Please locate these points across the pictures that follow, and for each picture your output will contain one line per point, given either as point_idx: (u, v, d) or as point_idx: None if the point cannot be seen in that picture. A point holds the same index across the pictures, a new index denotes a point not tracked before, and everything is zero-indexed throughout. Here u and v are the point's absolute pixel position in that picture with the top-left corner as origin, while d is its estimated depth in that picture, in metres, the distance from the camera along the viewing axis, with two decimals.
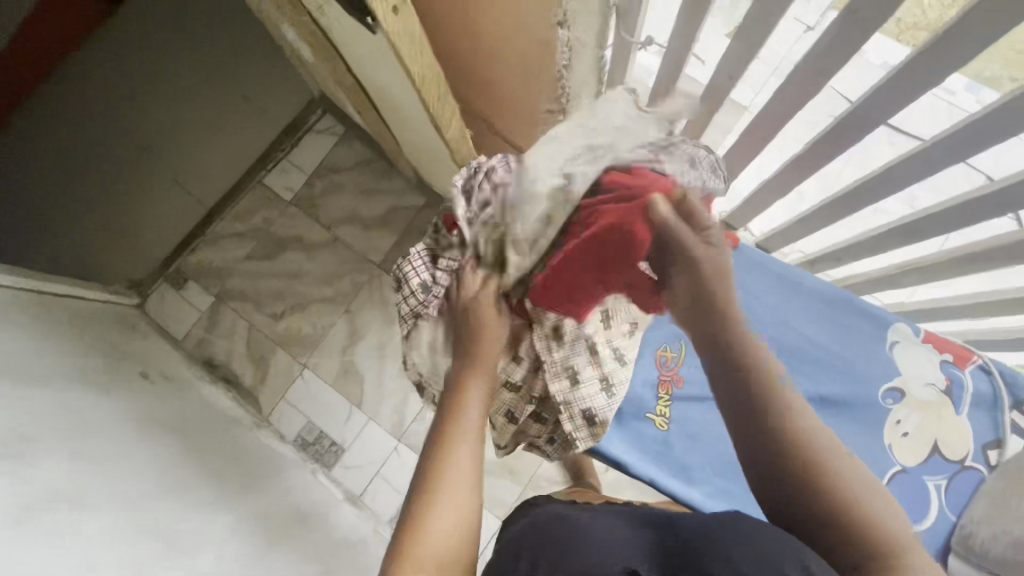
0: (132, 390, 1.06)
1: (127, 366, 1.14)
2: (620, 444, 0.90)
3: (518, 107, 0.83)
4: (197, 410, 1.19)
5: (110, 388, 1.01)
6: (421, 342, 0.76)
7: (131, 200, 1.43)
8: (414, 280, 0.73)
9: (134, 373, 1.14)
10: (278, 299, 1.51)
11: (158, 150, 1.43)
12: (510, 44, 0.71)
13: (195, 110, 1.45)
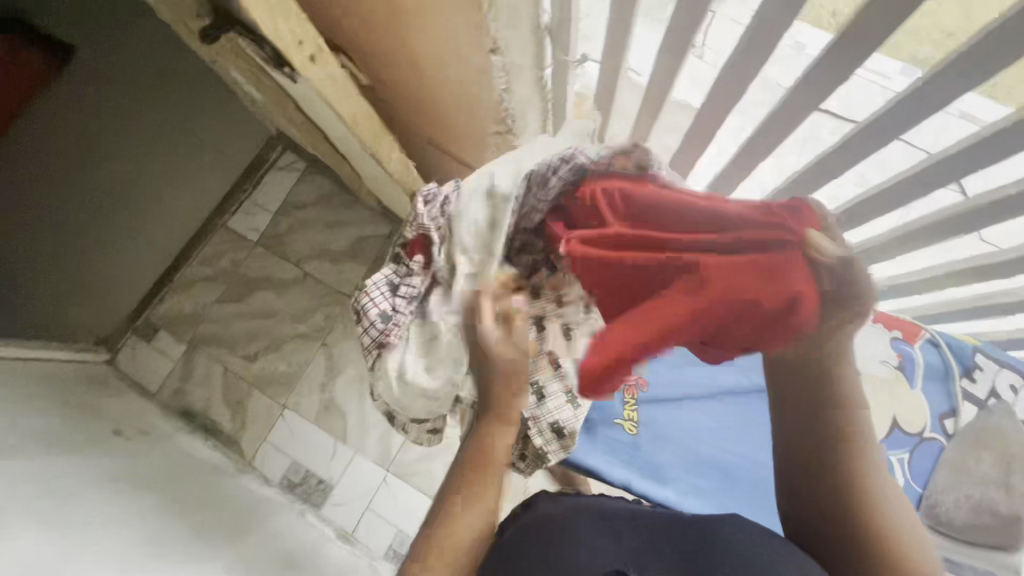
0: (105, 449, 1.03)
1: (98, 425, 1.11)
2: (592, 453, 0.90)
3: (465, 128, 0.86)
4: (176, 462, 1.16)
5: (86, 450, 0.98)
6: (385, 376, 0.61)
7: (97, 248, 1.46)
8: (373, 311, 0.60)
9: (107, 432, 1.11)
10: (253, 340, 1.49)
11: (120, 198, 1.47)
12: (447, 72, 0.72)
13: (154, 162, 1.49)
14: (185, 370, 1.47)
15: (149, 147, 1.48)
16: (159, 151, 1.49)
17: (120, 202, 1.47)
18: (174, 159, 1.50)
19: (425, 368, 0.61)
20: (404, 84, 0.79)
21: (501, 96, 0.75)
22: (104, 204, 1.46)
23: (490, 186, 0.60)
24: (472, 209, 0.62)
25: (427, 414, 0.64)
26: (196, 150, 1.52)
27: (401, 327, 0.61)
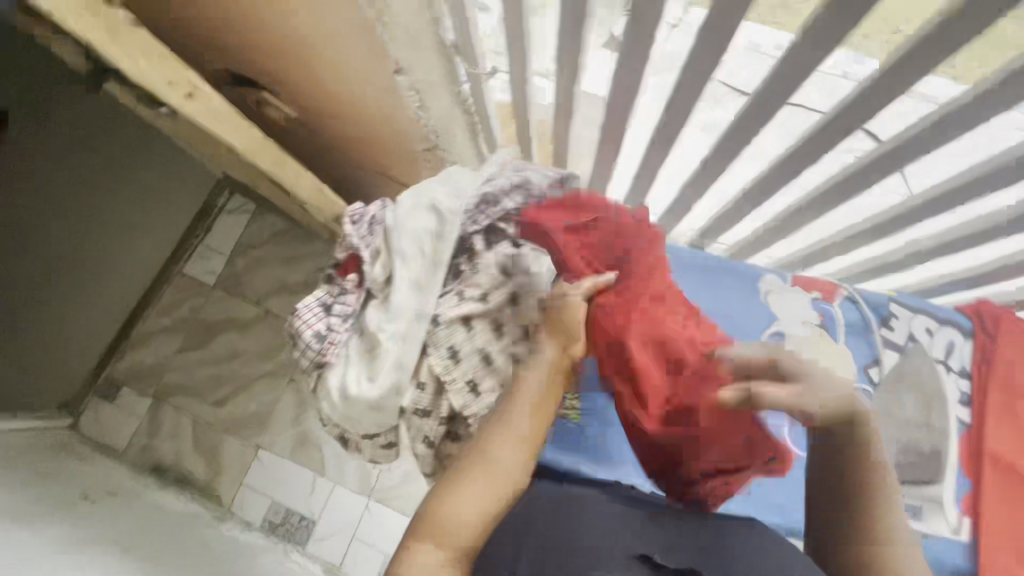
0: (72, 514, 0.99)
1: (64, 491, 1.07)
2: None
3: (395, 148, 0.88)
4: (149, 520, 1.12)
5: (57, 516, 0.95)
6: (328, 395, 0.61)
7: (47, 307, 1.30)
8: (307, 333, 0.61)
9: (76, 497, 1.08)
10: (219, 385, 1.47)
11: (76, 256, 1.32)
12: (364, 98, 0.74)
13: (110, 219, 1.38)
14: (152, 425, 1.44)
15: (103, 202, 1.35)
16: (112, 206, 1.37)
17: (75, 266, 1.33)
18: (128, 212, 1.42)
19: (366, 382, 0.60)
20: (324, 113, 0.81)
21: (418, 113, 0.79)
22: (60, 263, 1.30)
23: (430, 201, 0.62)
24: (417, 220, 0.61)
25: (376, 428, 0.63)
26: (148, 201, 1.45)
27: (338, 345, 0.62)
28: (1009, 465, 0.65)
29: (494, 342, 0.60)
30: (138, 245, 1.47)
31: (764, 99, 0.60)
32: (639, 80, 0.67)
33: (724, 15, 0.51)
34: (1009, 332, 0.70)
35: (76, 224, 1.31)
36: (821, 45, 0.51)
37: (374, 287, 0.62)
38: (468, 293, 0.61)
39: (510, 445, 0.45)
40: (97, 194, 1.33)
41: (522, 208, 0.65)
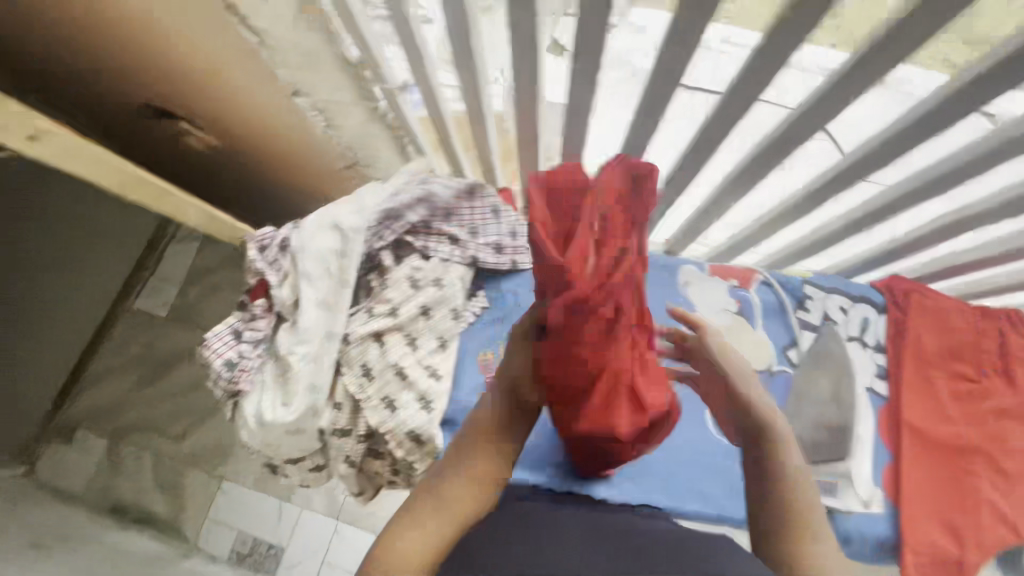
0: (23, 561, 0.93)
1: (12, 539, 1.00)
2: None
3: (316, 165, 0.88)
4: (109, 563, 1.07)
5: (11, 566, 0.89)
6: (245, 423, 0.60)
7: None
8: (217, 362, 0.60)
9: (24, 545, 0.98)
10: (177, 418, 1.44)
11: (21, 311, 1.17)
12: (274, 115, 0.72)
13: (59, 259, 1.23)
14: (111, 466, 1.40)
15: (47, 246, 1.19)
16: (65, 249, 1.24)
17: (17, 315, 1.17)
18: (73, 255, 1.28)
19: (281, 407, 0.59)
20: (235, 135, 0.78)
21: (328, 132, 0.79)
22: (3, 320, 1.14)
23: (334, 220, 0.61)
24: (320, 240, 0.61)
25: (299, 452, 0.62)
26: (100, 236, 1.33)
27: (251, 372, 0.61)
28: (923, 431, 0.68)
29: (408, 355, 0.62)
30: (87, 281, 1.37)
31: (652, 101, 0.60)
32: (535, 92, 0.67)
33: (591, 18, 0.51)
34: (918, 303, 0.75)
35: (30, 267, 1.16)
36: (684, 46, 0.50)
37: (284, 310, 0.61)
38: (378, 309, 0.62)
39: (461, 481, 0.47)
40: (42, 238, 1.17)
41: (427, 221, 0.68)
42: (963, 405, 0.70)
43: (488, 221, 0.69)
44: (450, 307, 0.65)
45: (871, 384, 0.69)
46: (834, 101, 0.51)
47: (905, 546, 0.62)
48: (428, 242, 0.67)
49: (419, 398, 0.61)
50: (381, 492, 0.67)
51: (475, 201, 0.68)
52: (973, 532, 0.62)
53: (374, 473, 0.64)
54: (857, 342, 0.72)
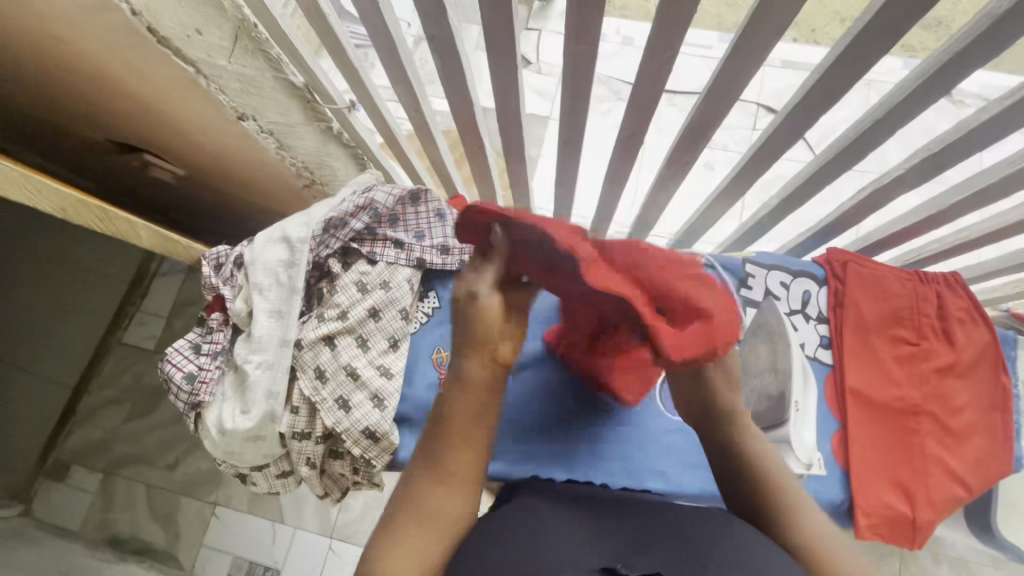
0: None
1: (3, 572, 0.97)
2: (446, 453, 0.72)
3: (279, 185, 0.92)
4: None
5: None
6: (207, 432, 0.62)
7: None
8: (176, 375, 0.62)
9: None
10: (168, 449, 1.43)
11: None
12: (228, 137, 0.75)
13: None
14: (105, 500, 1.39)
15: None
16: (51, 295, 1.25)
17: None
18: None
19: (239, 415, 0.61)
20: (195, 160, 0.81)
21: (277, 152, 0.82)
22: None
23: (282, 233, 0.65)
24: (270, 253, 0.64)
25: (262, 458, 0.64)
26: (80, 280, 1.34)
27: (211, 383, 0.63)
28: (870, 398, 0.70)
29: (360, 356, 0.65)
30: (71, 324, 1.37)
31: (572, 101, 0.65)
32: (468, 98, 0.71)
33: (497, 24, 0.55)
34: (857, 274, 0.75)
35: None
36: (583, 44, 0.54)
37: (240, 322, 0.65)
38: (328, 314, 0.65)
39: (444, 497, 0.41)
40: None
41: (371, 227, 0.70)
42: (906, 367, 0.71)
43: (433, 224, 0.73)
44: (399, 308, 0.68)
45: (815, 355, 0.73)
46: (748, 50, 0.55)
47: (857, 508, 0.65)
48: (375, 248, 0.69)
49: (372, 398, 0.64)
50: (347, 494, 0.69)
51: (419, 206, 0.73)
52: (923, 491, 0.66)
53: (336, 471, 0.66)
54: (798, 315, 0.74)
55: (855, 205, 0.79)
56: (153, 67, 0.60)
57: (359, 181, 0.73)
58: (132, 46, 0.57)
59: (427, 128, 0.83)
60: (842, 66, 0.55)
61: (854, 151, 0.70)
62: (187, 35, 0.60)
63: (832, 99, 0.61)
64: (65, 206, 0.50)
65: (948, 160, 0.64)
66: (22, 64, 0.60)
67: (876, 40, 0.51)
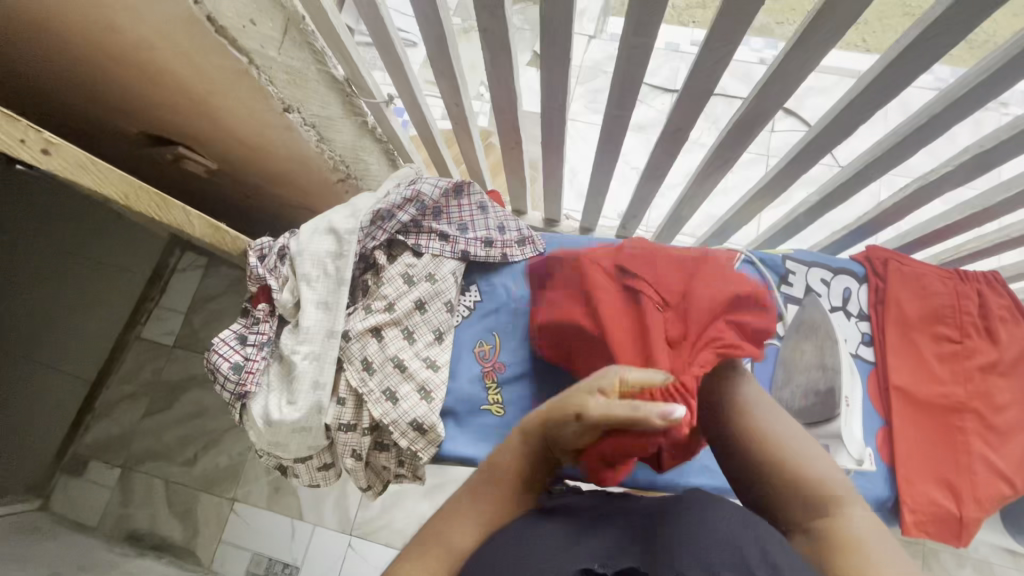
0: None
1: (30, 567, 0.93)
2: (474, 445, 0.66)
3: (313, 182, 0.92)
4: None
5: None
6: (253, 423, 0.62)
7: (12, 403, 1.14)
8: (224, 365, 0.62)
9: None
10: (188, 443, 1.40)
11: (35, 347, 1.17)
12: (271, 128, 0.74)
13: (68, 297, 1.24)
14: (123, 494, 1.36)
15: (57, 277, 1.19)
16: (71, 290, 1.25)
17: (35, 347, 1.18)
18: (81, 291, 1.28)
19: (286, 405, 0.61)
20: (226, 151, 0.80)
21: (318, 146, 0.82)
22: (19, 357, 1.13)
23: (329, 224, 0.65)
24: (317, 244, 0.65)
25: (307, 450, 0.63)
26: (101, 274, 1.33)
27: (258, 373, 0.62)
28: (912, 395, 0.70)
29: (406, 348, 0.65)
30: (94, 318, 1.36)
31: (620, 95, 0.65)
32: (514, 91, 0.71)
33: (555, 17, 0.55)
34: (897, 271, 0.76)
35: (44, 302, 1.17)
36: (643, 37, 0.54)
37: (286, 314, 0.65)
38: (375, 306, 0.65)
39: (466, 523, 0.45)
40: (54, 271, 1.18)
41: (417, 219, 0.70)
42: (949, 365, 0.71)
43: (476, 216, 0.75)
44: (445, 300, 0.69)
45: (858, 351, 0.74)
46: (808, 46, 0.55)
47: (903, 504, 0.66)
48: (420, 240, 0.70)
49: (420, 390, 0.64)
50: (388, 486, 0.70)
51: (462, 199, 0.75)
52: (968, 488, 0.66)
53: (379, 463, 0.66)
54: (840, 312, 0.75)
55: (895, 204, 0.79)
56: (206, 59, 0.60)
57: (402, 175, 0.74)
58: (191, 37, 0.56)
59: (465, 122, 0.83)
60: (903, 60, 0.55)
61: (899, 150, 0.69)
62: (243, 25, 0.59)
63: (887, 94, 0.60)
64: (125, 191, 0.51)
65: (995, 158, 0.64)
66: (76, 54, 0.61)
67: (942, 32, 0.51)
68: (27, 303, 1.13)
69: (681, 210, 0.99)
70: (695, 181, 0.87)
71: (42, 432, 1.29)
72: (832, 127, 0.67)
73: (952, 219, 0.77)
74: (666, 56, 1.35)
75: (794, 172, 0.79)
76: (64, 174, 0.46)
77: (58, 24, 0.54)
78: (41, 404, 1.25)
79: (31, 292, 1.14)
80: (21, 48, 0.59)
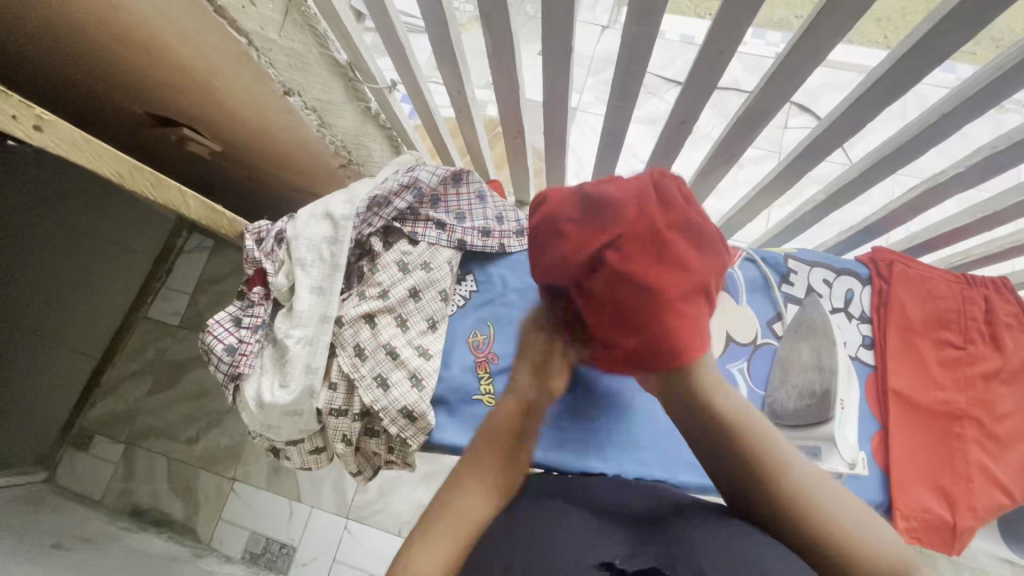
0: (54, 554, 0.91)
1: (33, 539, 0.95)
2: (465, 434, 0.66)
3: (315, 165, 0.92)
4: (130, 558, 1.05)
5: (40, 556, 0.88)
6: (246, 405, 0.63)
7: (16, 376, 1.16)
8: (218, 347, 0.62)
9: (45, 545, 0.93)
10: (191, 422, 1.42)
11: (41, 322, 1.19)
12: (272, 109, 0.74)
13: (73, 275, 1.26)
14: (126, 470, 1.38)
15: (63, 255, 1.21)
16: (78, 267, 1.26)
17: (42, 322, 1.20)
18: (89, 269, 1.30)
19: (278, 388, 0.61)
20: (230, 133, 0.80)
21: (320, 131, 0.82)
22: (23, 331, 1.15)
23: (327, 210, 0.66)
24: (313, 229, 0.65)
25: (298, 433, 0.64)
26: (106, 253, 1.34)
27: (251, 355, 0.63)
28: (912, 400, 0.70)
29: (399, 335, 0.65)
30: (101, 295, 1.37)
31: (623, 87, 0.64)
32: (517, 81, 0.70)
33: (556, 10, 0.54)
34: (901, 273, 0.76)
35: (52, 278, 1.19)
36: (644, 26, 0.53)
37: (280, 298, 0.65)
38: (369, 292, 0.65)
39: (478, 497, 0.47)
40: (60, 250, 1.20)
41: (414, 207, 0.70)
42: (951, 373, 0.70)
43: (474, 205, 0.75)
44: (439, 289, 0.69)
45: (857, 355, 0.74)
46: (814, 41, 0.53)
47: (896, 511, 0.65)
48: (417, 228, 0.70)
49: (410, 376, 0.64)
50: (378, 472, 0.70)
51: (460, 187, 0.74)
52: (963, 496, 0.65)
53: (368, 448, 0.66)
54: (841, 313, 0.75)
55: (901, 205, 0.77)
56: (202, 35, 0.59)
57: (402, 161, 0.74)
58: (191, 17, 0.56)
59: (468, 112, 0.83)
60: (914, 56, 0.53)
61: (907, 150, 0.68)
62: (241, 6, 0.58)
63: (897, 92, 0.59)
64: (121, 171, 0.51)
65: (1005, 162, 0.63)
66: (75, 31, 0.61)
67: (950, 31, 0.50)
68: (34, 280, 1.15)
69: None
70: (701, 175, 0.86)
71: (48, 406, 1.31)
72: (840, 123, 0.66)
73: (961, 221, 0.75)
74: (679, 48, 1.34)
75: (799, 170, 0.78)
76: (54, 151, 0.46)
77: (58, 4, 0.55)
78: (47, 379, 1.27)
79: (38, 268, 1.15)
80: (23, 24, 0.59)
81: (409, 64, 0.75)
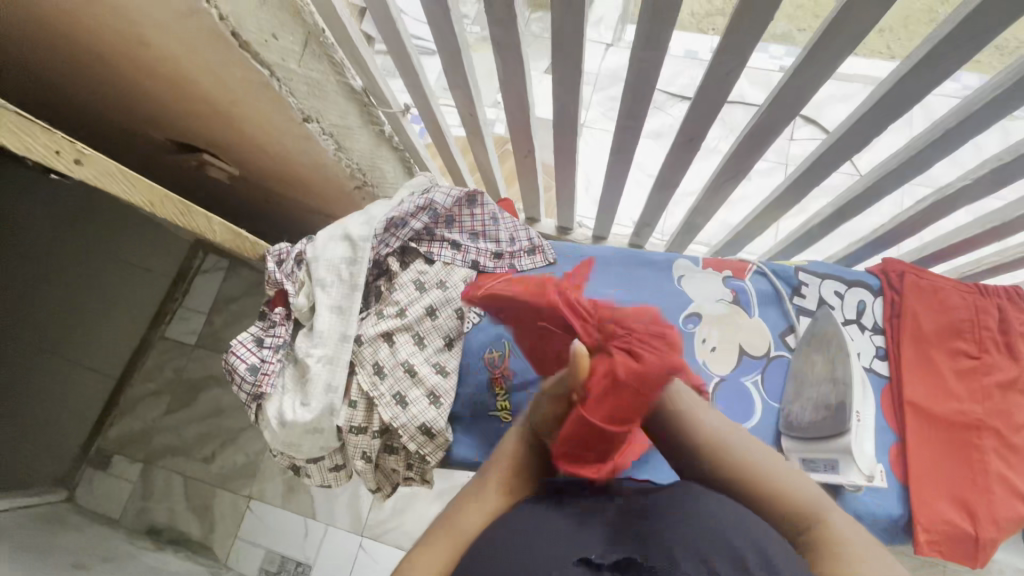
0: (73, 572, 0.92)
1: (54, 559, 0.96)
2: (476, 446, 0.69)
3: (331, 188, 0.94)
4: None
5: None
6: (268, 424, 0.64)
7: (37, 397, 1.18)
8: (241, 367, 0.64)
9: (66, 564, 0.94)
10: (207, 441, 1.43)
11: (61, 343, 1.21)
12: (286, 132, 0.75)
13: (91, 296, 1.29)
14: (144, 489, 1.39)
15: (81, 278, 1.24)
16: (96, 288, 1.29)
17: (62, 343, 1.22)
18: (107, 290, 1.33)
19: (300, 406, 0.62)
20: (251, 160, 0.84)
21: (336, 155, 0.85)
22: None
23: (345, 231, 0.67)
24: (332, 251, 0.67)
25: (319, 451, 0.64)
26: (121, 272, 1.37)
27: (273, 375, 0.64)
28: (928, 411, 0.70)
29: (417, 353, 0.66)
30: (120, 315, 1.39)
31: (631, 107, 0.66)
32: (528, 102, 0.72)
33: (568, 37, 0.57)
34: (914, 284, 0.77)
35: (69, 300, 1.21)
36: (651, 50, 0.55)
37: (300, 317, 0.67)
38: (387, 311, 0.67)
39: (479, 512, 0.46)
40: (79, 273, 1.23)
41: (430, 227, 0.73)
42: (966, 382, 0.70)
43: (487, 226, 0.77)
44: (455, 307, 0.70)
45: (871, 366, 0.75)
46: (818, 59, 0.55)
47: (916, 523, 0.66)
48: (432, 248, 0.73)
49: (428, 393, 0.65)
50: (397, 489, 0.71)
51: (475, 209, 0.77)
52: (985, 508, 0.65)
53: (387, 465, 0.67)
54: (854, 325, 0.77)
55: (910, 215, 0.78)
56: (224, 66, 0.61)
57: (415, 182, 0.75)
58: (216, 52, 0.58)
59: (480, 132, 0.85)
60: (919, 71, 0.54)
61: (916, 160, 0.69)
62: (265, 40, 0.60)
63: (902, 105, 0.60)
64: (150, 200, 0.53)
65: (1015, 172, 0.63)
66: (105, 65, 0.63)
67: (953, 44, 0.51)
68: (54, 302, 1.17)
69: (695, 220, 0.99)
70: (711, 187, 0.87)
71: (67, 426, 1.33)
72: (847, 137, 0.67)
73: (972, 231, 0.75)
74: (683, 64, 1.36)
75: (807, 182, 0.79)
76: (93, 183, 0.48)
77: (87, 38, 0.58)
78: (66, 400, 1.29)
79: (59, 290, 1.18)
80: (47, 53, 0.62)
81: (422, 86, 0.77)
